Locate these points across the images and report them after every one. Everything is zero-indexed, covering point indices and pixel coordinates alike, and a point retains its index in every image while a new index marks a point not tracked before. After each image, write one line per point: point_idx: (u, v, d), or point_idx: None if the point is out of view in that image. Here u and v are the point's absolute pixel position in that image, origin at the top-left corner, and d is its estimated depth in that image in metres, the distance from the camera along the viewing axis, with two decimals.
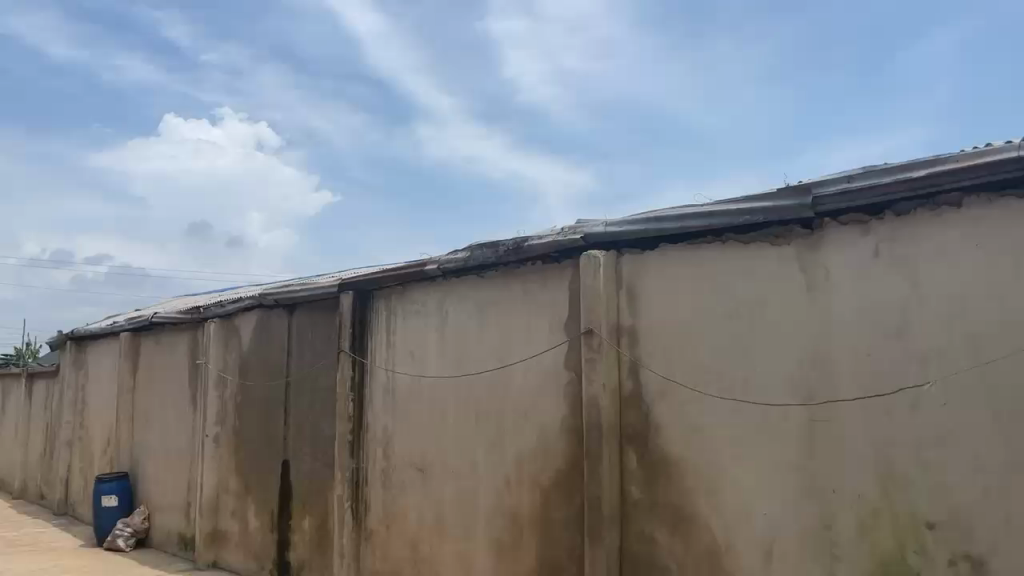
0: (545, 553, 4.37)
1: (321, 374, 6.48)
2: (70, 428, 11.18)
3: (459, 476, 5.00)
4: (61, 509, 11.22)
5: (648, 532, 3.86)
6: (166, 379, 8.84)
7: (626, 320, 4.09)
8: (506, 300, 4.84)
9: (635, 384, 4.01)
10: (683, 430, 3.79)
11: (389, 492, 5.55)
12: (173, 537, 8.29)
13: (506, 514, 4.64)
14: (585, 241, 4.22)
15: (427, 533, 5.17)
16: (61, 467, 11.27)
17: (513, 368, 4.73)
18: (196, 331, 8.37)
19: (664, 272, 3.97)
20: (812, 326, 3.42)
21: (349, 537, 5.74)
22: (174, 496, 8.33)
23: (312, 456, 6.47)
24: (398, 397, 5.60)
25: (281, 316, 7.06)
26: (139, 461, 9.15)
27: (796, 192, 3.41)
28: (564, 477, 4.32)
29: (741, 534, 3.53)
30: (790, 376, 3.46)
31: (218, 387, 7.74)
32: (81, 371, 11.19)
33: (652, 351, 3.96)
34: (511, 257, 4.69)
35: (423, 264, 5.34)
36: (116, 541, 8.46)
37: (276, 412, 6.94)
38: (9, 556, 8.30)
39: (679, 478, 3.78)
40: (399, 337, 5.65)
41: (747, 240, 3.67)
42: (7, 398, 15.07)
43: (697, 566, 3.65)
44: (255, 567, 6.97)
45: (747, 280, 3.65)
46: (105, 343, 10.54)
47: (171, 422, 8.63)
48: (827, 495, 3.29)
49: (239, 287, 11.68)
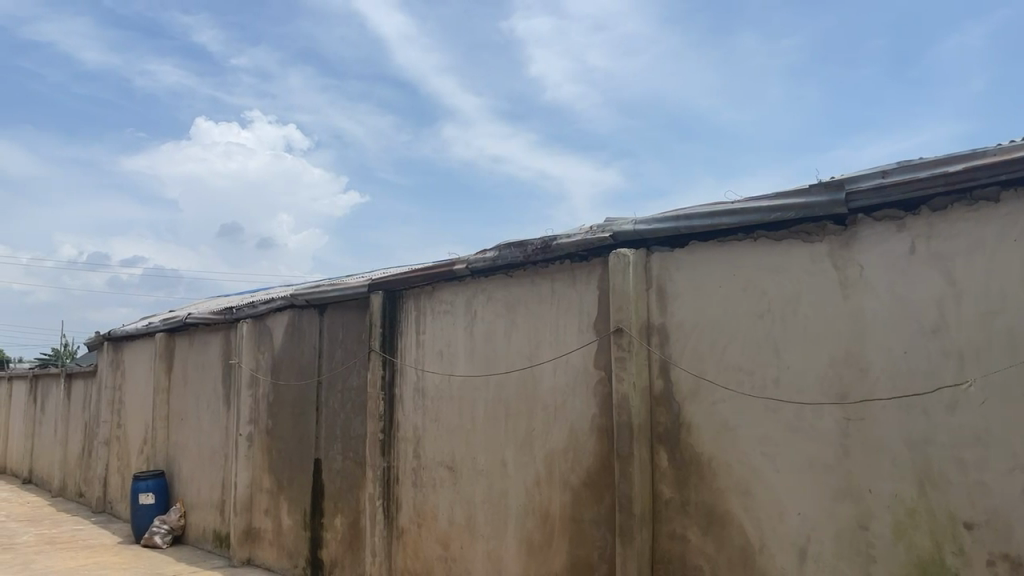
0: (576, 552, 4.36)
1: (352, 374, 6.54)
2: (107, 427, 11.41)
3: (489, 476, 5.01)
4: (99, 506, 11.44)
5: (680, 531, 3.84)
6: (200, 379, 8.97)
7: (656, 319, 4.07)
8: (535, 299, 4.84)
9: (665, 383, 3.99)
10: (715, 429, 3.76)
11: (419, 490, 5.58)
12: (208, 535, 8.41)
13: (536, 513, 4.64)
14: (614, 239, 4.21)
15: (458, 532, 5.19)
16: (99, 465, 11.50)
17: (542, 367, 4.74)
18: (229, 331, 8.49)
19: (693, 270, 3.95)
20: (846, 324, 3.37)
21: (380, 535, 5.78)
22: (209, 494, 8.46)
23: (343, 455, 6.52)
24: (428, 397, 5.62)
25: (312, 317, 7.13)
26: (175, 460, 9.31)
27: (828, 188, 3.38)
28: (595, 476, 4.31)
29: (775, 534, 3.49)
30: (824, 375, 3.42)
31: (251, 386, 7.84)
32: (118, 371, 11.40)
33: (683, 350, 3.94)
34: (539, 256, 4.70)
35: (452, 264, 5.37)
36: (153, 538, 8.61)
37: (308, 412, 7.02)
38: (49, 553, 8.49)
39: (711, 478, 3.75)
40: (428, 337, 5.68)
41: (778, 238, 3.64)
42: (46, 398, 15.41)
43: (730, 567, 3.62)
44: (289, 565, 7.05)
45: (780, 279, 3.61)
46: (141, 344, 10.73)
47: (205, 421, 8.76)
48: (863, 495, 3.24)
49: (271, 288, 11.82)
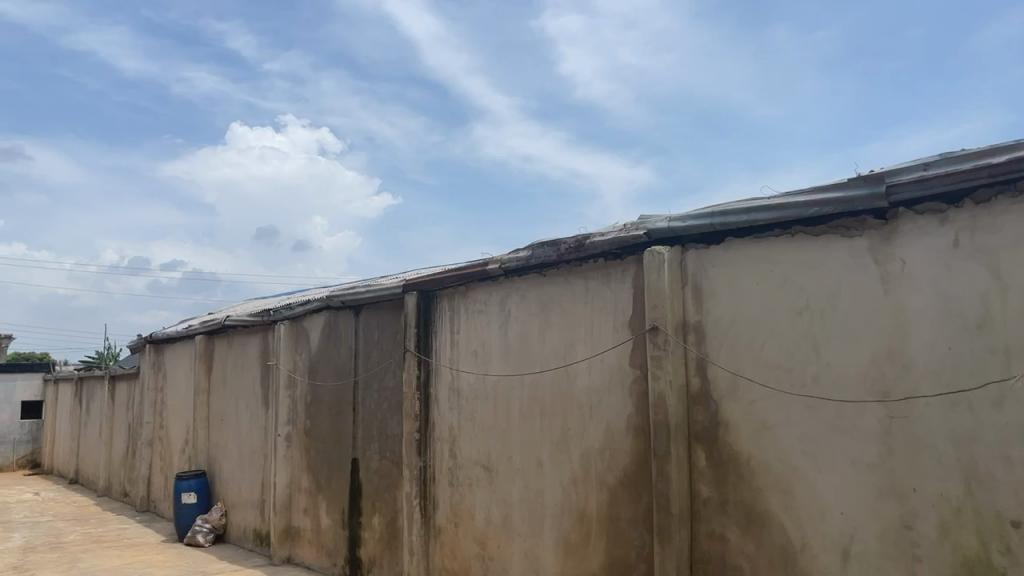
0: (614, 552, 4.34)
1: (388, 374, 6.59)
2: (150, 428, 11.64)
3: (526, 475, 5.01)
4: (143, 505, 11.69)
5: (719, 531, 3.80)
6: (240, 380, 9.11)
7: (692, 317, 4.04)
8: (569, 298, 4.83)
9: (702, 381, 3.96)
10: (753, 427, 3.72)
11: (456, 489, 5.61)
12: (249, 533, 8.53)
13: (573, 513, 4.63)
14: (648, 237, 4.19)
15: (495, 531, 5.20)
16: (142, 465, 11.75)
17: (577, 366, 4.73)
18: (266, 333, 8.60)
19: (730, 267, 3.91)
20: (888, 320, 3.32)
21: (418, 534, 5.81)
22: (249, 493, 8.58)
23: (380, 454, 6.58)
24: (463, 397, 5.64)
25: (347, 318, 7.20)
26: (215, 460, 9.46)
27: (867, 181, 3.32)
28: (632, 475, 4.29)
29: (816, 534, 3.44)
30: (865, 372, 3.36)
31: (289, 387, 7.94)
32: (160, 373, 11.62)
33: (720, 348, 3.90)
34: (573, 255, 4.68)
35: (485, 263, 5.38)
36: (196, 536, 8.77)
37: (345, 412, 7.09)
38: (96, 551, 8.69)
39: (750, 477, 3.71)
40: (463, 337, 5.70)
41: (816, 234, 3.58)
42: (91, 400, 15.78)
43: (771, 567, 3.58)
44: (328, 564, 7.12)
45: (818, 275, 3.56)
46: (181, 346, 10.92)
47: (245, 422, 8.89)
48: (907, 494, 3.18)
49: (308, 290, 11.96)
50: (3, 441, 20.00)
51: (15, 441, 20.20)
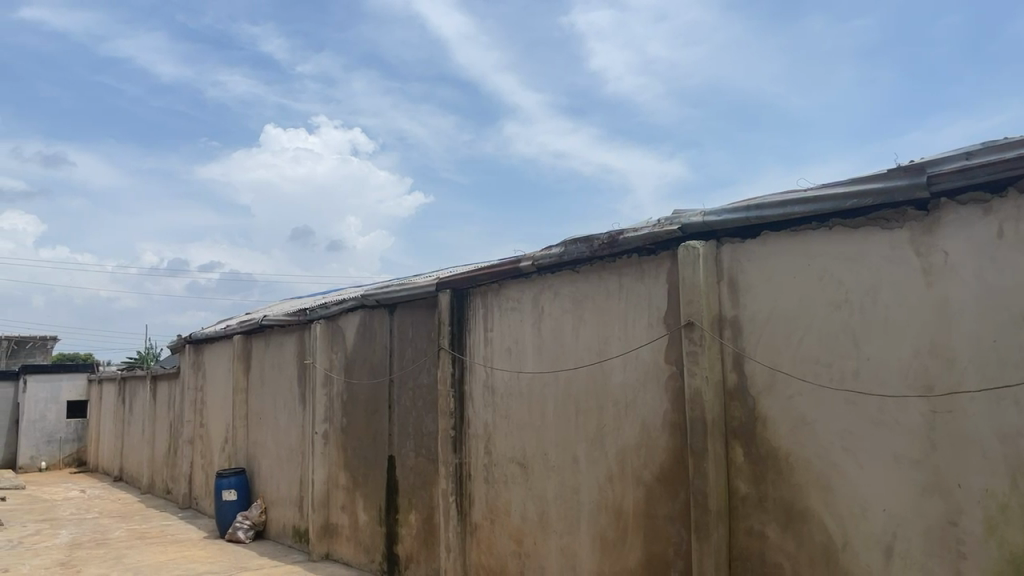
0: (651, 549, 4.32)
1: (422, 372, 6.62)
2: (191, 427, 11.86)
3: (561, 472, 5.01)
4: (185, 502, 11.91)
5: (758, 528, 3.76)
6: (277, 379, 9.23)
7: (728, 312, 4.00)
8: (602, 295, 4.82)
9: (739, 377, 3.92)
10: (792, 423, 3.67)
11: (491, 487, 5.62)
12: (288, 530, 8.65)
13: (609, 510, 4.62)
14: (682, 232, 4.16)
15: (532, 528, 5.20)
16: (184, 464, 11.97)
17: (611, 363, 4.71)
18: (303, 332, 8.70)
19: (766, 261, 3.86)
20: (930, 314, 3.25)
21: (454, 531, 5.84)
22: (288, 490, 8.69)
23: (416, 452, 6.62)
24: (498, 395, 5.65)
25: (382, 316, 7.25)
26: (255, 458, 9.60)
27: (908, 171, 3.26)
28: (668, 472, 4.26)
29: (858, 531, 3.39)
30: (907, 367, 3.30)
31: (325, 385, 8.02)
32: (199, 372, 11.81)
33: (757, 343, 3.85)
34: (606, 251, 4.66)
35: (518, 260, 5.38)
36: (237, 533, 8.92)
37: (380, 410, 7.15)
38: (141, 547, 8.87)
39: (789, 473, 3.67)
40: (496, 334, 5.72)
41: (855, 226, 3.52)
42: (134, 399, 16.11)
43: (812, 564, 3.53)
44: (366, 560, 7.19)
45: (857, 268, 3.50)
46: (220, 346, 11.09)
47: (283, 420, 9.01)
48: (952, 490, 3.12)
49: (343, 290, 12.05)
50: (50, 439, 20.49)
51: (61, 440, 20.69)
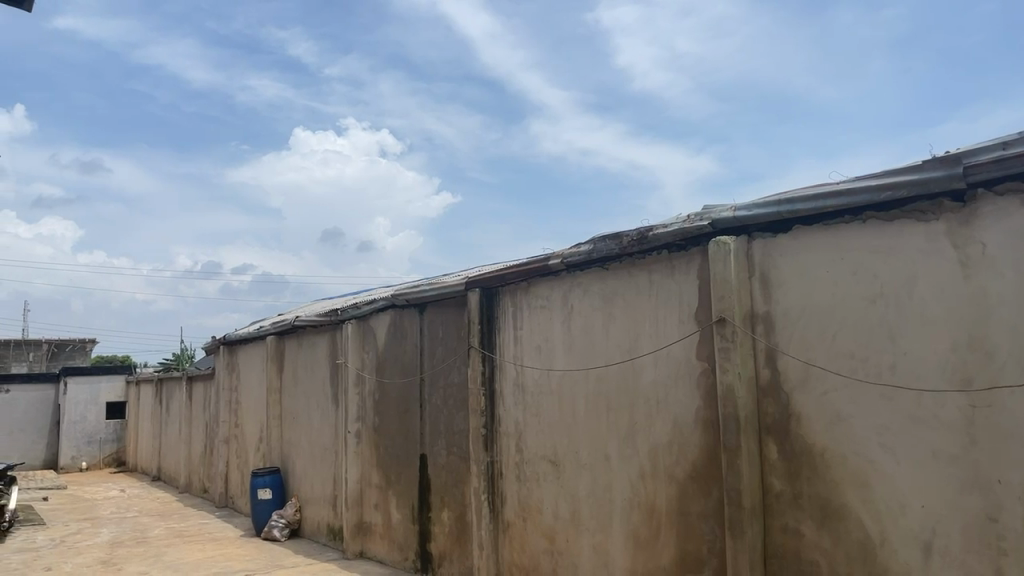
0: (684, 546, 4.30)
1: (453, 371, 6.65)
2: (227, 427, 12.03)
3: (593, 470, 5.00)
4: (222, 501, 12.08)
5: (793, 526, 3.73)
6: (310, 379, 9.32)
7: (760, 308, 3.97)
8: (632, 292, 4.80)
9: (772, 372, 3.88)
10: (827, 419, 3.63)
11: (523, 485, 5.63)
12: (323, 528, 8.74)
13: (642, 507, 4.60)
14: (712, 227, 4.13)
15: (564, 526, 5.20)
16: (220, 463, 12.15)
17: (642, 360, 4.69)
18: (334, 333, 8.78)
19: (799, 255, 3.82)
20: (967, 308, 3.19)
21: (487, 529, 5.86)
22: (322, 489, 8.78)
23: (447, 450, 6.66)
24: (529, 393, 5.66)
25: (412, 316, 7.30)
26: (289, 457, 9.72)
27: (943, 163, 3.20)
28: (701, 470, 4.24)
29: (896, 528, 3.34)
30: (945, 361, 3.24)
31: (357, 384, 8.09)
32: (234, 373, 11.98)
33: (790, 338, 3.82)
34: (635, 248, 4.65)
35: (547, 258, 5.38)
36: (272, 531, 9.03)
37: (412, 408, 7.19)
38: (179, 545, 9.03)
39: (824, 470, 3.62)
40: (526, 332, 5.72)
41: (889, 219, 3.47)
42: (171, 400, 16.38)
43: (849, 561, 3.49)
44: (399, 558, 7.23)
45: (892, 261, 3.45)
46: (253, 347, 11.24)
47: (316, 419, 9.11)
48: (992, 486, 3.06)
49: (374, 290, 12.13)
50: (90, 440, 20.92)
51: (101, 441, 21.13)
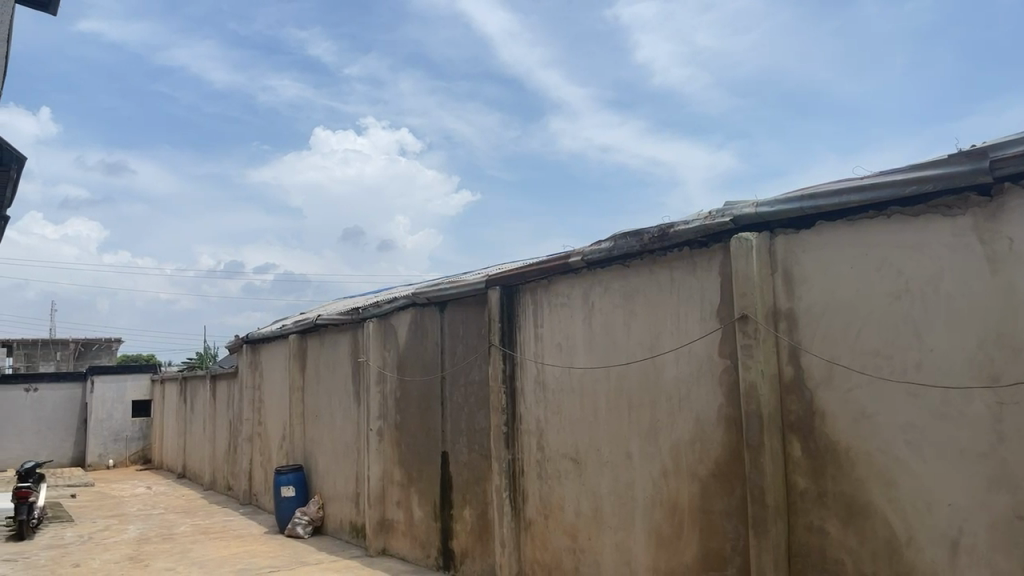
0: (707, 545, 4.28)
1: (474, 369, 6.67)
2: (250, 424, 12.14)
3: (614, 468, 4.99)
4: (246, 498, 12.20)
5: (818, 524, 3.70)
6: (332, 377, 9.38)
7: (783, 304, 3.94)
8: (653, 289, 4.78)
9: (795, 369, 3.86)
10: (851, 416, 3.60)
11: (545, 482, 5.64)
12: (345, 526, 8.80)
13: (664, 505, 4.59)
14: (734, 224, 4.11)
15: (585, 524, 5.20)
16: (245, 461, 12.27)
17: (663, 358, 4.67)
18: (356, 331, 8.83)
19: (822, 251, 3.79)
20: (994, 303, 3.15)
21: (509, 526, 5.88)
22: (344, 486, 8.84)
23: (469, 448, 6.68)
24: (549, 390, 5.66)
25: (433, 315, 7.32)
26: (312, 455, 9.79)
27: (969, 157, 3.16)
28: (724, 467, 4.22)
29: (922, 526, 3.31)
30: (972, 358, 3.20)
31: (378, 382, 8.13)
32: (257, 372, 12.08)
33: (813, 335, 3.79)
34: (656, 244, 4.63)
35: (568, 255, 5.37)
36: (296, 528, 9.11)
37: (433, 406, 7.22)
38: (205, 542, 9.13)
39: (849, 468, 3.59)
40: (546, 330, 5.72)
41: (914, 214, 3.43)
42: (195, 398, 16.55)
43: (875, 559, 3.46)
44: (421, 556, 7.27)
45: (916, 257, 3.42)
46: (276, 346, 11.33)
47: (338, 417, 9.17)
48: (1020, 484, 3.02)
49: (395, 289, 12.18)
50: (117, 438, 21.21)
51: (127, 438, 21.41)
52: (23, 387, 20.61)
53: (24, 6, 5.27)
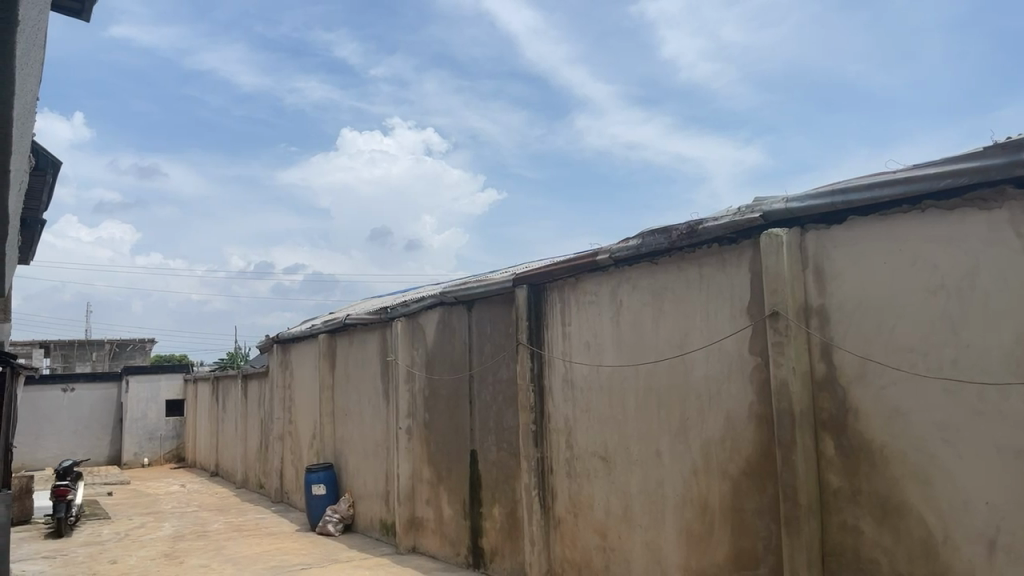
0: (738, 543, 4.25)
1: (502, 367, 6.68)
2: (281, 423, 12.28)
3: (644, 466, 4.97)
4: (278, 496, 12.34)
5: (852, 522, 3.65)
6: (361, 376, 9.45)
7: (814, 300, 3.90)
8: (681, 286, 4.75)
9: (828, 367, 3.81)
10: (885, 414, 3.55)
11: (574, 480, 5.63)
12: (376, 523, 8.86)
13: (694, 503, 4.56)
14: (764, 220, 4.07)
15: (615, 522, 5.18)
16: (276, 459, 12.40)
17: (693, 356, 4.64)
18: (384, 331, 8.88)
19: (854, 247, 3.73)
20: None
21: (538, 524, 5.88)
22: (374, 484, 8.90)
23: (497, 446, 6.69)
24: (578, 388, 5.65)
25: (460, 313, 7.34)
26: (342, 453, 9.87)
27: (1006, 149, 3.10)
28: (755, 465, 4.18)
29: (960, 525, 3.24)
30: (1010, 353, 3.14)
31: (407, 381, 8.17)
32: (287, 371, 12.20)
33: (846, 332, 3.74)
34: (684, 241, 4.60)
35: (595, 253, 5.35)
36: (327, 526, 9.19)
37: (462, 405, 7.24)
38: (238, 539, 9.24)
39: (883, 466, 3.54)
40: (574, 328, 5.71)
41: (949, 207, 3.37)
42: (227, 397, 16.76)
43: (910, 559, 3.40)
44: (451, 553, 7.29)
45: (952, 251, 3.35)
46: (306, 346, 11.44)
47: (367, 416, 9.23)
48: None
49: (423, 288, 12.23)
50: (152, 437, 21.54)
51: (161, 437, 21.74)
52: (60, 387, 21.01)
53: (57, 13, 5.33)
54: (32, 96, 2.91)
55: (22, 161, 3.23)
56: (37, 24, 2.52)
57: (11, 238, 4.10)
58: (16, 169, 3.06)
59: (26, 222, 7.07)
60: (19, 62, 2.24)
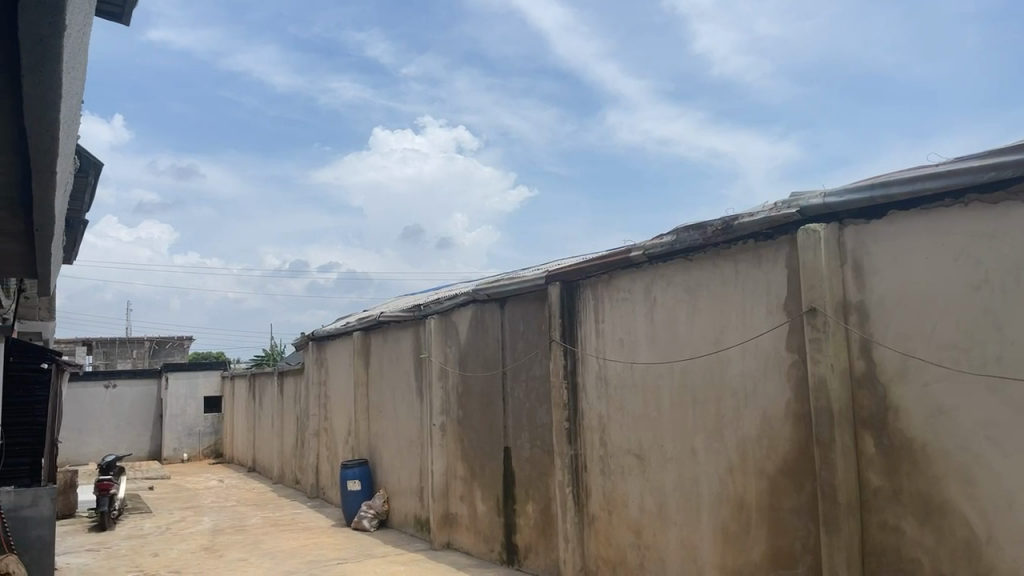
0: (776, 542, 4.20)
1: (535, 364, 6.69)
2: (317, 420, 12.41)
3: (679, 464, 4.94)
4: (314, 492, 12.47)
5: (893, 522, 3.59)
6: (395, 373, 9.52)
7: (853, 296, 3.84)
8: (716, 283, 4.71)
9: (867, 364, 3.75)
10: (927, 412, 3.49)
11: (608, 478, 5.62)
12: (410, 519, 8.91)
13: (730, 502, 4.52)
14: (802, 215, 4.02)
15: (650, 520, 5.16)
16: (312, 455, 12.54)
17: (729, 353, 4.60)
18: (418, 328, 8.93)
19: (894, 242, 3.67)
20: None
21: (572, 521, 5.87)
22: (409, 480, 8.96)
23: (531, 444, 6.70)
24: (611, 385, 5.63)
25: (493, 310, 7.36)
26: (377, 450, 9.95)
27: None
28: (793, 464, 4.13)
29: (1004, 524, 3.17)
30: None
31: (440, 378, 8.21)
32: (322, 368, 12.33)
33: (887, 328, 3.67)
34: (720, 237, 4.56)
35: (629, 249, 5.33)
36: (361, 521, 9.27)
37: (495, 403, 7.26)
38: (276, 534, 9.37)
39: (926, 465, 3.48)
40: (608, 325, 5.69)
41: (993, 201, 3.29)
42: (263, 394, 16.99)
43: (953, 560, 3.34)
44: (485, 549, 7.32)
45: (996, 246, 3.28)
46: (340, 343, 11.55)
47: (402, 412, 9.30)
48: None
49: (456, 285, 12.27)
50: (191, 432, 21.92)
51: (200, 433, 22.12)
52: (102, 383, 21.49)
53: (100, 18, 5.46)
54: (78, 101, 2.99)
55: (68, 161, 3.32)
56: (82, 29, 2.58)
57: (57, 237, 4.21)
58: (62, 168, 3.14)
59: (70, 222, 7.25)
60: (65, 67, 2.30)
